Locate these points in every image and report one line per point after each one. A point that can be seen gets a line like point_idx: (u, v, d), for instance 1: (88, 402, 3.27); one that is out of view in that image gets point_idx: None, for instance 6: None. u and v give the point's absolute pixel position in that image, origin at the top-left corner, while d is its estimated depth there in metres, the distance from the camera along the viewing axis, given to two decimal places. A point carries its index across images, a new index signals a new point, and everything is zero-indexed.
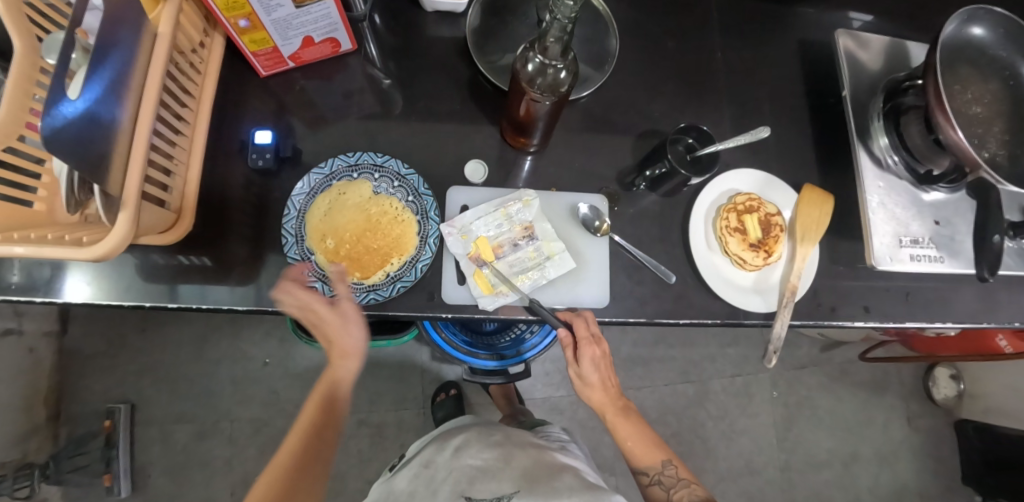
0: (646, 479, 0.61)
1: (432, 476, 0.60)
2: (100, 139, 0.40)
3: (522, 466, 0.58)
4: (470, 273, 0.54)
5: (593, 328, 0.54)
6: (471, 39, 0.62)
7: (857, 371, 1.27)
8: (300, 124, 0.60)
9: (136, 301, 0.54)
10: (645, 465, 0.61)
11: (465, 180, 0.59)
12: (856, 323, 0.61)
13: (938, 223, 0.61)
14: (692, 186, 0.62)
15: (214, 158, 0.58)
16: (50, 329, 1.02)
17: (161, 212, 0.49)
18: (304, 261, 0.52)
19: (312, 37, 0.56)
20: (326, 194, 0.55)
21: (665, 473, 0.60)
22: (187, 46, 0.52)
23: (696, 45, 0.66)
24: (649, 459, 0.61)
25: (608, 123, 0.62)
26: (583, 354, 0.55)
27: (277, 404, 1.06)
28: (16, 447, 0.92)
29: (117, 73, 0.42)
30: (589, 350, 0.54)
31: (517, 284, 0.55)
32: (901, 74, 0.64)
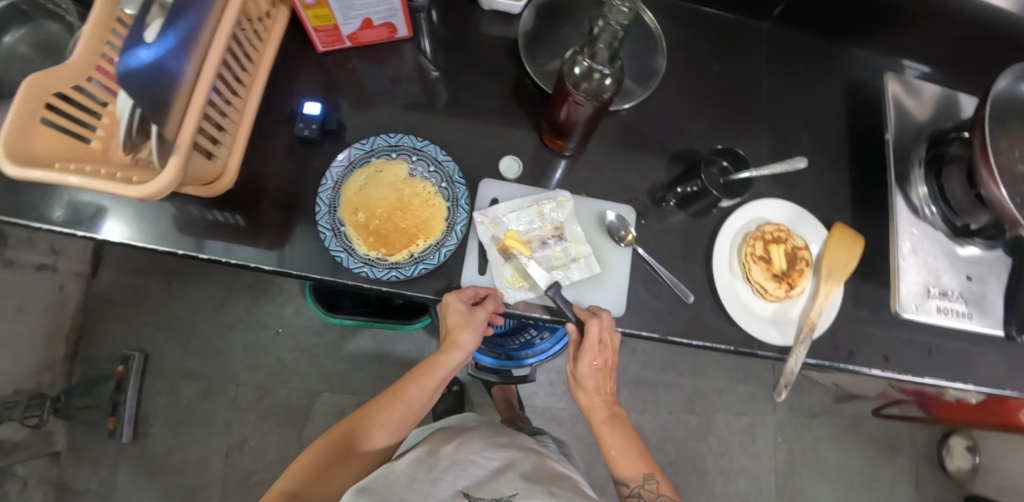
0: (625, 490, 0.58)
1: (433, 463, 0.53)
2: (163, 86, 0.42)
3: (527, 470, 0.53)
4: (497, 263, 0.56)
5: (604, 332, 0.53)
6: (523, 41, 0.64)
7: (868, 428, 1.23)
8: (348, 102, 0.63)
9: (171, 248, 0.57)
10: (624, 476, 0.58)
11: (498, 175, 0.60)
12: (874, 371, 0.60)
13: (970, 278, 0.59)
14: (721, 209, 0.62)
15: (263, 124, 0.61)
16: (82, 270, 1.06)
17: (208, 165, 0.51)
18: (334, 231, 0.54)
19: (371, 20, 0.58)
20: (364, 169, 0.57)
21: (644, 487, 0.57)
22: (254, 13, 0.54)
23: (742, 73, 0.67)
24: (630, 470, 0.58)
25: (646, 138, 0.63)
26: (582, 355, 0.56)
27: (282, 374, 1.08)
28: (34, 377, 0.96)
29: (190, 28, 0.44)
30: (592, 355, 0.55)
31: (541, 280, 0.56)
32: (948, 125, 0.63)
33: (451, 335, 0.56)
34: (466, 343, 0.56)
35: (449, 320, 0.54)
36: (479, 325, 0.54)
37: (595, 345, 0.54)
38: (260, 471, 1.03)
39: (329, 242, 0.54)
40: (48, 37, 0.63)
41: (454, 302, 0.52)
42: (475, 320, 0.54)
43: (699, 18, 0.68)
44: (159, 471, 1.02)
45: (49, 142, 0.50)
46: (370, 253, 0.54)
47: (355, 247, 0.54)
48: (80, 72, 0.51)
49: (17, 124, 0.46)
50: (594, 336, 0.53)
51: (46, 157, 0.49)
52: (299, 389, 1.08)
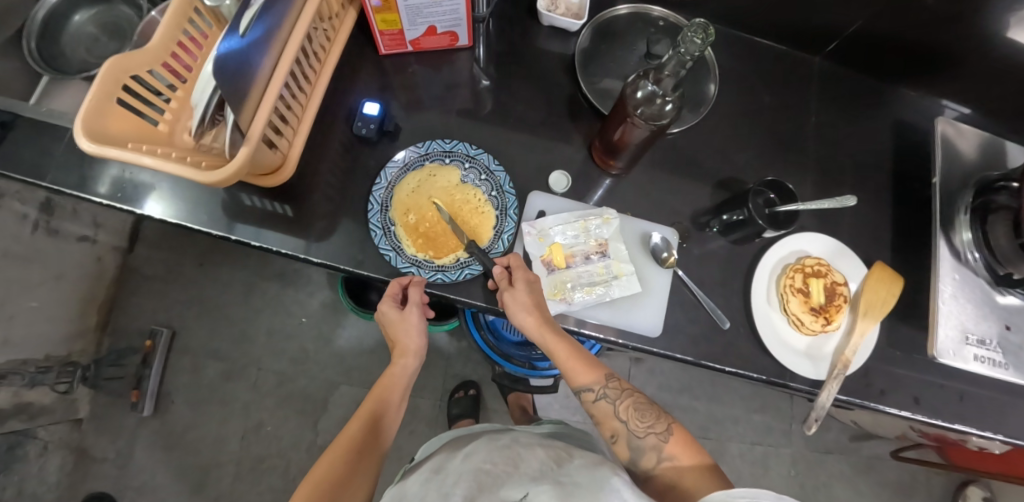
0: (589, 398, 0.52)
1: (441, 482, 0.53)
2: (245, 78, 0.44)
3: (532, 467, 0.51)
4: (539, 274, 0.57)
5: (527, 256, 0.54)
6: (579, 58, 0.65)
7: (882, 469, 1.21)
8: (404, 104, 0.65)
9: (223, 233, 0.59)
10: (584, 383, 0.52)
11: (545, 188, 0.62)
12: (903, 413, 0.60)
13: (1008, 328, 0.59)
14: (763, 239, 0.62)
15: (322, 120, 0.63)
16: (120, 244, 1.09)
17: (272, 156, 0.53)
18: (385, 229, 0.56)
19: (435, 28, 0.60)
20: (418, 172, 0.59)
21: (608, 385, 0.51)
22: (327, 13, 0.56)
23: (792, 106, 0.67)
24: (586, 376, 0.52)
25: (693, 162, 0.64)
26: (516, 280, 0.52)
27: (303, 363, 1.10)
28: (66, 344, 0.98)
29: (272, 24, 0.46)
30: (522, 275, 0.52)
31: (582, 295, 0.57)
32: (996, 173, 0.62)
33: (398, 340, 0.57)
34: (413, 345, 0.57)
35: (393, 328, 0.55)
36: (416, 322, 0.54)
37: (523, 264, 0.53)
38: (273, 456, 1.05)
39: (379, 240, 0.55)
40: (117, 18, 0.66)
41: (387, 307, 0.54)
42: (408, 319, 0.54)
43: (753, 49, 0.69)
44: (175, 447, 1.04)
45: (121, 121, 0.51)
46: (418, 254, 0.55)
47: (404, 247, 0.55)
48: (156, 57, 0.52)
49: (95, 102, 0.48)
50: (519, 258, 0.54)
51: (119, 136, 0.50)
52: (318, 379, 1.09)
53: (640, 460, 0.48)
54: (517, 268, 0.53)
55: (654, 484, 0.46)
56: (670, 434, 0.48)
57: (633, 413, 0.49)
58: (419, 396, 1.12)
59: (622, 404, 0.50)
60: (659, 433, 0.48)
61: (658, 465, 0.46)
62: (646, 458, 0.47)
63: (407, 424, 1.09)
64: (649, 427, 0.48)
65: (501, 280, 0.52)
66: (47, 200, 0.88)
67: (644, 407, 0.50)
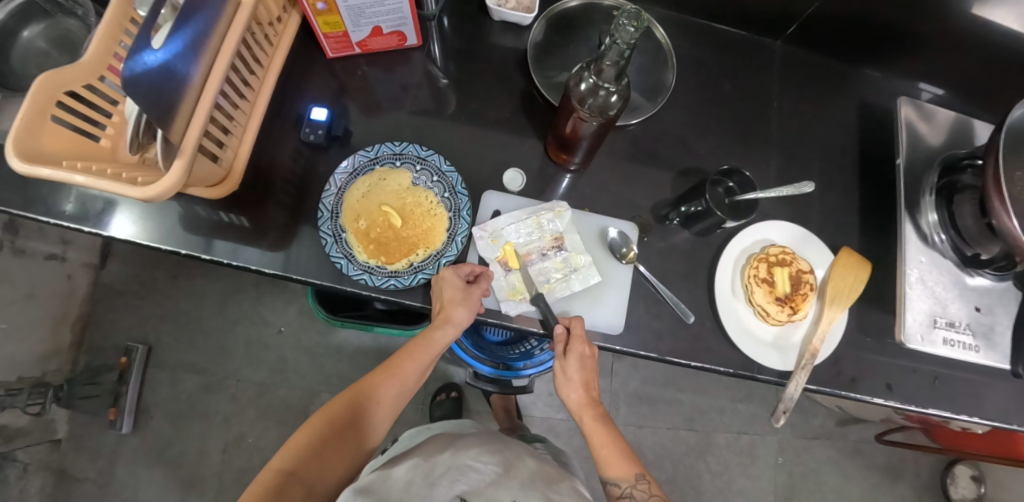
0: (614, 491, 0.51)
1: (429, 470, 0.51)
2: (172, 90, 0.43)
3: (525, 475, 0.52)
4: (495, 275, 0.55)
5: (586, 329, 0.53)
6: (532, 53, 0.64)
7: (870, 453, 1.21)
8: (355, 107, 0.63)
9: (174, 247, 0.57)
10: (614, 476, 0.50)
11: (502, 187, 0.60)
12: (875, 400, 0.59)
13: (978, 309, 0.58)
14: (726, 229, 0.61)
15: (270, 127, 0.61)
16: (91, 260, 1.08)
17: (213, 168, 0.52)
18: (335, 237, 0.54)
19: (381, 28, 0.58)
20: (367, 177, 0.57)
21: (637, 488, 0.49)
22: (265, 18, 0.54)
23: (754, 92, 0.66)
24: (619, 469, 0.50)
25: (653, 154, 0.63)
26: (573, 350, 0.51)
27: (283, 372, 1.09)
28: (38, 364, 0.97)
29: (198, 33, 0.45)
30: (578, 348, 0.52)
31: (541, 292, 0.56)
32: (962, 152, 0.61)
33: (446, 311, 0.51)
34: (461, 320, 0.51)
35: (444, 295, 0.51)
36: (476, 303, 0.52)
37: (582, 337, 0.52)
38: (256, 467, 1.04)
39: (329, 248, 0.54)
40: (68, 33, 0.64)
41: (448, 276, 0.51)
42: (471, 297, 0.52)
43: (712, 35, 0.67)
44: (157, 463, 1.03)
45: (58, 139, 0.50)
46: (370, 261, 0.54)
47: (355, 254, 0.54)
48: (93, 71, 0.51)
49: (27, 120, 0.46)
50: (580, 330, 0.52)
51: (54, 154, 0.49)
52: (298, 388, 1.08)
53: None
54: (577, 340, 0.52)
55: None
56: None
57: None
58: None
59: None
60: None
61: None
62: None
63: (390, 430, 1.08)
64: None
65: (560, 342, 0.52)
66: (9, 220, 0.86)
67: None
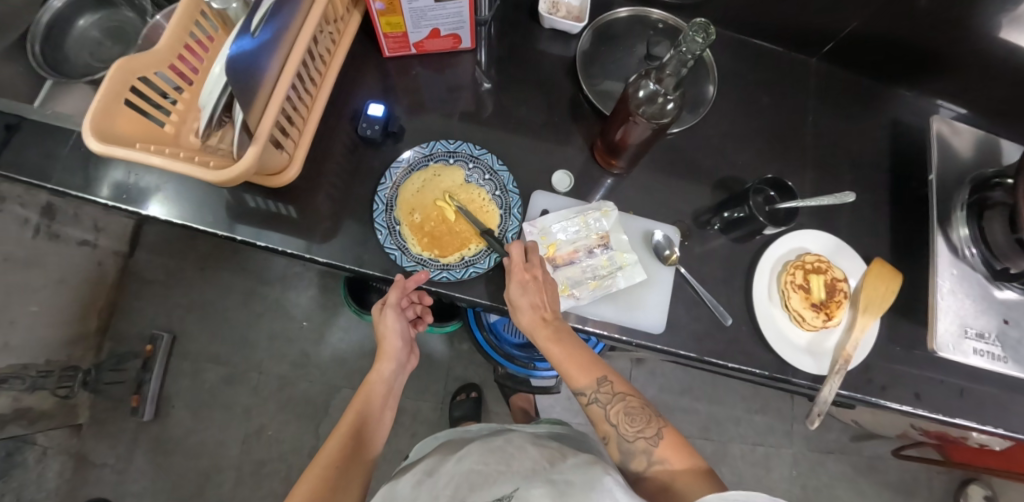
0: (584, 400, 0.51)
1: (433, 484, 0.55)
2: (252, 78, 0.45)
3: (527, 466, 0.53)
4: None
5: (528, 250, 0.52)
6: (580, 60, 0.66)
7: (884, 469, 1.21)
8: (408, 105, 0.65)
9: (229, 233, 0.59)
10: (580, 385, 0.51)
11: (548, 187, 0.62)
12: (905, 408, 0.60)
13: (1006, 322, 0.60)
14: (764, 236, 0.63)
15: (327, 121, 0.63)
16: (121, 248, 1.09)
17: (278, 156, 0.53)
18: (390, 229, 0.56)
19: (439, 30, 0.61)
20: (422, 172, 0.59)
21: (601, 391, 0.50)
22: (332, 16, 0.56)
23: (790, 106, 0.69)
24: (582, 378, 0.51)
25: (694, 162, 0.65)
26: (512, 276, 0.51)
27: (305, 366, 1.10)
28: (66, 349, 0.98)
29: (278, 27, 0.47)
30: (520, 272, 0.51)
31: (589, 288, 0.57)
32: (991, 170, 0.63)
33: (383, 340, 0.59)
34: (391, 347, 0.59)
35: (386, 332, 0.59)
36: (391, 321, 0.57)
37: (521, 260, 0.52)
38: (275, 461, 1.04)
39: (384, 239, 0.56)
40: (121, 23, 0.66)
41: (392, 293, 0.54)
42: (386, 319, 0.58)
43: (751, 50, 0.70)
44: (176, 453, 1.03)
45: (129, 123, 0.52)
46: (423, 253, 0.56)
47: (409, 246, 0.56)
48: (164, 59, 0.53)
49: (104, 102, 0.48)
50: (519, 254, 0.52)
51: (127, 137, 0.51)
52: (319, 383, 1.09)
53: (630, 463, 0.48)
54: (515, 263, 0.51)
55: (646, 485, 0.46)
56: (660, 438, 0.47)
57: (622, 419, 0.48)
58: (420, 399, 1.12)
59: (613, 410, 0.49)
60: (648, 436, 0.47)
61: (649, 469, 0.46)
62: (636, 460, 0.47)
63: (409, 427, 1.09)
64: (639, 432, 0.48)
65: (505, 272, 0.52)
66: (49, 204, 0.88)
67: (634, 411, 0.49)
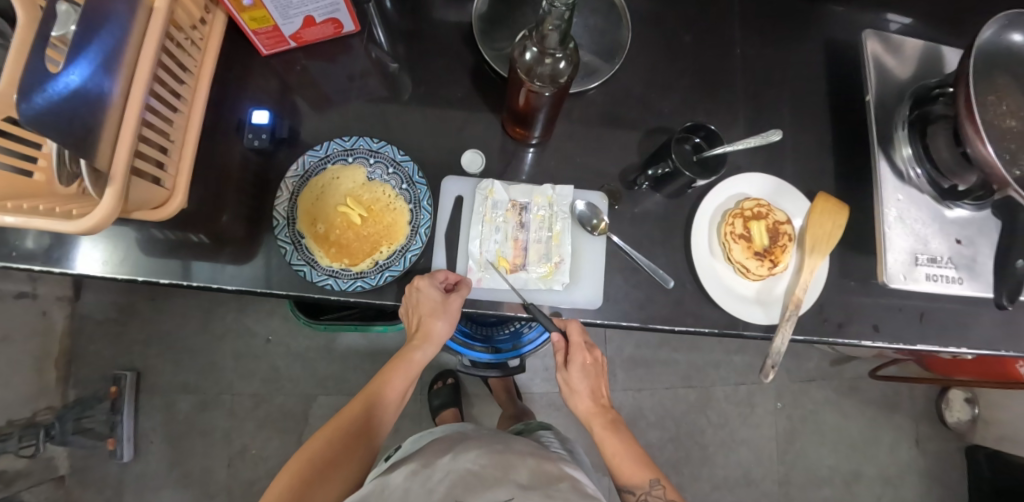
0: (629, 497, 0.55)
1: (428, 477, 0.51)
2: (90, 113, 0.40)
3: (524, 476, 0.51)
4: (522, 277, 0.55)
5: (586, 336, 0.56)
6: (478, 25, 0.60)
7: (866, 388, 1.23)
8: (301, 104, 0.60)
9: (130, 275, 0.54)
10: (631, 484, 0.55)
11: (461, 170, 0.58)
12: (863, 343, 0.59)
13: (960, 241, 0.57)
14: (698, 188, 0.59)
15: (212, 136, 0.58)
16: (64, 294, 1.05)
17: (154, 189, 0.49)
18: (294, 245, 0.52)
19: (313, 17, 0.54)
20: (320, 177, 0.54)
21: (651, 493, 0.54)
22: (186, 22, 0.50)
23: (714, 41, 0.63)
24: (635, 476, 0.54)
25: (616, 119, 0.60)
26: (574, 360, 0.56)
27: (277, 381, 1.08)
28: (27, 405, 0.95)
29: (109, 48, 0.41)
30: (580, 355, 0.56)
31: (561, 243, 0.56)
32: (933, 81, 0.59)
33: (423, 326, 0.53)
34: (438, 333, 0.54)
35: (422, 309, 0.52)
36: (454, 313, 0.53)
37: (582, 344, 0.55)
38: (263, 478, 1.04)
39: (290, 256, 0.52)
40: None
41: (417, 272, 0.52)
42: (449, 308, 0.52)
43: None
44: (164, 485, 1.03)
45: None
46: (333, 265, 0.52)
47: (318, 259, 0.52)
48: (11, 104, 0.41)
49: None
50: (578, 337, 0.55)
51: None
52: (295, 394, 1.08)
53: None
54: (577, 348, 0.55)
55: None
56: None
57: None
58: None
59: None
60: None
61: None
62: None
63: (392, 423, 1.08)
64: None
65: (562, 351, 0.56)
66: None
67: None
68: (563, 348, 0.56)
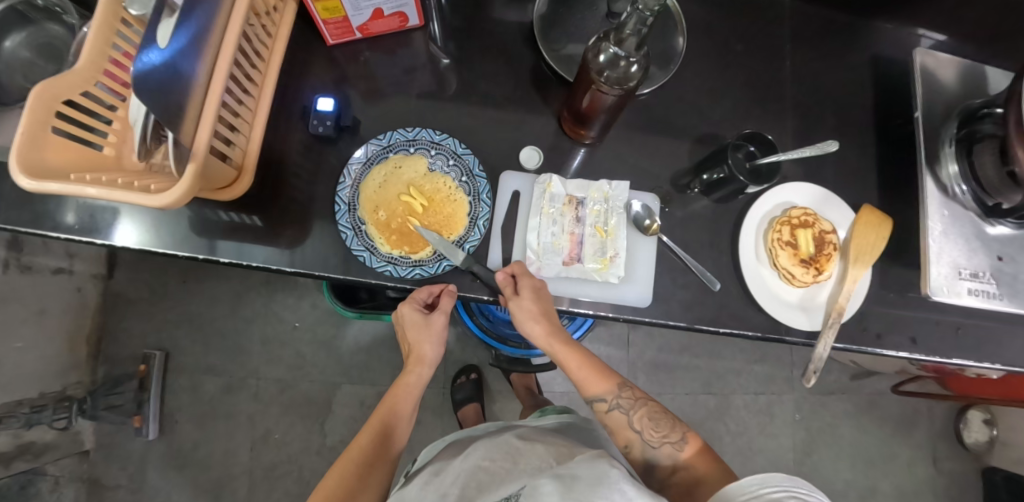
0: (602, 408, 0.54)
1: (440, 483, 0.56)
2: (178, 91, 0.41)
3: (532, 459, 0.55)
4: (579, 267, 0.56)
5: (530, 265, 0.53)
6: (538, 26, 0.61)
7: (884, 404, 1.23)
8: (361, 95, 0.61)
9: (186, 252, 0.56)
10: (598, 395, 0.54)
11: (517, 166, 0.60)
12: (901, 354, 0.60)
13: (1001, 259, 0.58)
14: (747, 194, 0.60)
15: (276, 122, 0.59)
16: (98, 271, 1.06)
17: (224, 167, 0.51)
18: (356, 230, 0.53)
19: (382, 10, 0.56)
20: (382, 166, 0.56)
21: (621, 397, 0.54)
22: (263, 8, 0.52)
23: (765, 53, 0.65)
24: (599, 387, 0.54)
25: (669, 123, 0.62)
26: (522, 289, 0.52)
27: (302, 367, 1.09)
28: (59, 379, 0.97)
29: (199, 29, 0.43)
30: (526, 284, 0.52)
31: (615, 237, 0.57)
32: (981, 101, 0.61)
33: (416, 348, 0.59)
34: (430, 356, 0.59)
35: (410, 330, 0.57)
36: (438, 330, 0.56)
37: (525, 273, 0.53)
38: (286, 462, 1.05)
39: (351, 241, 0.53)
40: (53, 40, 0.55)
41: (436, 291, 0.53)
42: (433, 327, 0.56)
43: None
44: (187, 465, 1.04)
45: (62, 150, 0.44)
46: (392, 252, 0.53)
47: (378, 246, 0.53)
48: (89, 77, 0.45)
49: (28, 134, 0.41)
50: (522, 270, 0.53)
51: (60, 168, 0.44)
52: (319, 382, 1.09)
53: (655, 469, 0.50)
54: (523, 276, 0.52)
55: (671, 490, 0.48)
56: (685, 443, 0.50)
57: (648, 422, 0.52)
58: None
59: (636, 413, 0.52)
60: (674, 442, 0.50)
61: (673, 475, 0.49)
62: (664, 464, 0.50)
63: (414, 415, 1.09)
64: (664, 437, 0.51)
65: (506, 286, 0.52)
66: (14, 238, 0.85)
67: (658, 417, 0.52)
68: (509, 283, 0.52)
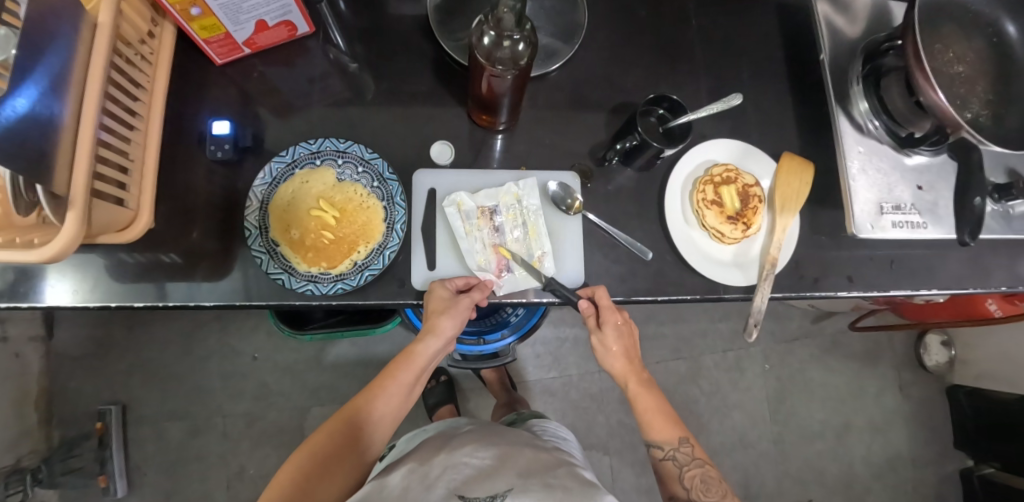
0: (658, 454, 0.55)
1: (426, 472, 0.50)
2: (43, 138, 0.38)
3: (521, 465, 0.52)
4: (511, 277, 0.55)
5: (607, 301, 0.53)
6: (434, 17, 0.59)
7: (848, 342, 1.27)
8: (261, 111, 0.59)
9: (102, 301, 0.52)
10: (660, 439, 0.55)
11: (431, 163, 0.58)
12: (840, 294, 0.60)
13: (920, 188, 0.59)
14: (666, 158, 0.60)
15: (172, 151, 0.56)
16: (36, 332, 1.01)
17: (119, 210, 0.47)
18: (270, 253, 0.51)
19: (265, 21, 0.53)
20: (289, 182, 0.54)
21: (680, 449, 0.55)
22: (133, 36, 0.49)
23: (669, 15, 0.64)
24: (666, 433, 0.55)
25: (581, 98, 0.60)
26: (606, 322, 0.53)
27: (268, 397, 1.06)
28: (10, 451, 0.92)
29: (55, 68, 0.40)
30: (611, 318, 0.53)
31: (536, 237, 0.56)
32: (882, 35, 0.61)
33: (430, 321, 0.52)
34: (446, 329, 0.53)
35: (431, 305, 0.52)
36: (463, 312, 0.53)
37: (610, 307, 0.53)
38: None
39: (266, 265, 0.51)
40: None
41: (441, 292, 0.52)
42: (458, 307, 0.52)
43: None
44: None
45: None
46: (312, 269, 0.51)
47: (295, 265, 0.51)
48: None
49: None
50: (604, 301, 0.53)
51: None
52: (289, 409, 1.06)
53: None
54: (606, 311, 0.53)
55: None
56: None
57: (699, 485, 0.53)
58: None
59: (689, 471, 0.54)
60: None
61: None
62: None
63: None
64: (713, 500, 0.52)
65: (591, 316, 0.54)
66: None
67: (711, 481, 0.53)
68: (592, 314, 0.54)
